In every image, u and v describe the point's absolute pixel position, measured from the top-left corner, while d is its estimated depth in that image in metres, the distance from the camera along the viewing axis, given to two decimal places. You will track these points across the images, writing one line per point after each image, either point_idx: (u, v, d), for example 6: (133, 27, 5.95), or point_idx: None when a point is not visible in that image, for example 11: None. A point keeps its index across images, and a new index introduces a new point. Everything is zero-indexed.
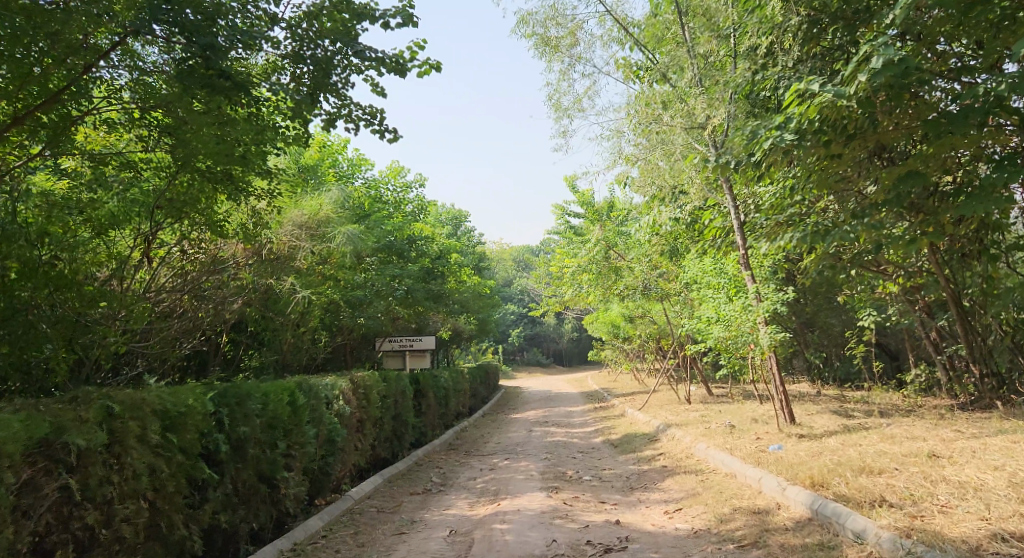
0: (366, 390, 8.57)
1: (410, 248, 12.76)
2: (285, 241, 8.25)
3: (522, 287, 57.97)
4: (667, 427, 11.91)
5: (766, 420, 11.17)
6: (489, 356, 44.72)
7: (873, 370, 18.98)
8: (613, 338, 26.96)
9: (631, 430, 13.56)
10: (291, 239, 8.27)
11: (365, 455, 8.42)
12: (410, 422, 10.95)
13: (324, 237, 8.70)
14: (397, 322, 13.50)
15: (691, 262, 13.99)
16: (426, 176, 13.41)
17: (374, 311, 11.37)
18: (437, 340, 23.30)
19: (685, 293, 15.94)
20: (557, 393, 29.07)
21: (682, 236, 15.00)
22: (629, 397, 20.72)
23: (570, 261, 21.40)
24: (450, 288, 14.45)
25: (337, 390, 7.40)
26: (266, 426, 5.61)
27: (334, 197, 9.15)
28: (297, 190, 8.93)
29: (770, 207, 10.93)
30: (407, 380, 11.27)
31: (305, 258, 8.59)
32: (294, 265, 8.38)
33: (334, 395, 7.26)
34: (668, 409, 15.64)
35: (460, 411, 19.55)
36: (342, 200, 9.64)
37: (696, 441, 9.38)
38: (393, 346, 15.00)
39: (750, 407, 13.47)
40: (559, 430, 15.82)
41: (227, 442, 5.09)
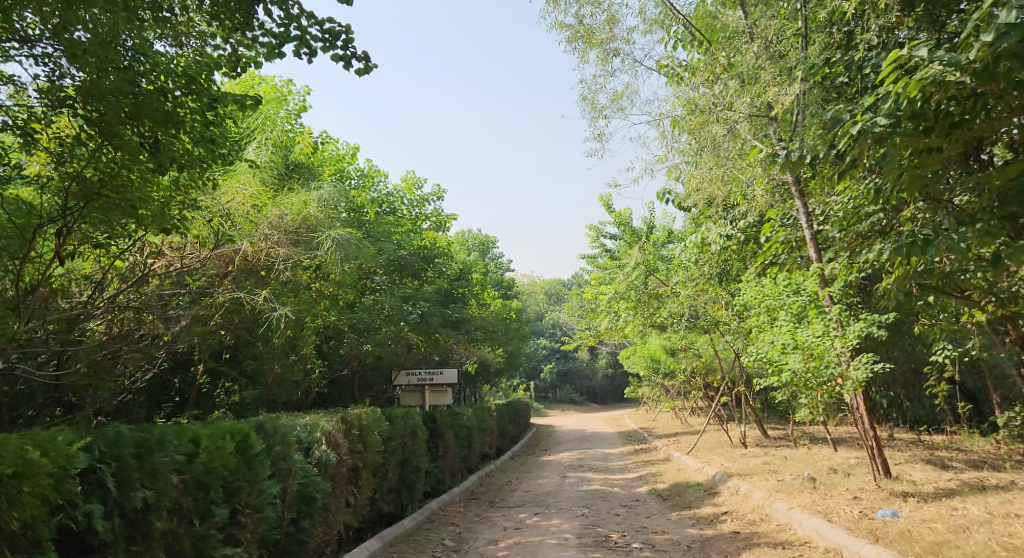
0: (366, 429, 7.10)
1: (426, 267, 11.30)
2: (259, 248, 6.59)
3: (554, 321, 56.14)
4: (725, 476, 10.14)
5: (847, 472, 9.31)
6: (520, 392, 42.85)
7: (952, 412, 16.82)
8: (653, 374, 25.05)
9: (679, 479, 11.77)
10: (268, 244, 6.61)
11: (360, 512, 6.88)
12: (424, 468, 9.41)
13: (311, 244, 7.16)
14: (414, 352, 12.00)
15: (750, 285, 12.22)
16: (444, 189, 12.02)
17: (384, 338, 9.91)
18: (463, 375, 21.70)
19: (737, 322, 14.18)
20: (592, 433, 27.11)
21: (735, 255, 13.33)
22: (673, 439, 18.79)
23: (606, 288, 19.75)
24: (473, 315, 12.96)
25: (320, 430, 5.96)
26: (190, 486, 4.24)
27: (327, 196, 7.73)
28: (280, 188, 7.51)
29: (846, 216, 9.27)
30: (421, 418, 9.71)
31: (290, 270, 7.01)
32: (272, 276, 6.82)
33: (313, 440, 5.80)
34: (720, 453, 13.79)
35: (486, 453, 17.87)
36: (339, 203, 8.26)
37: (767, 496, 7.65)
38: (412, 380, 13.61)
39: (819, 453, 11.59)
40: (597, 476, 14.02)
41: (112, 513, 3.78)
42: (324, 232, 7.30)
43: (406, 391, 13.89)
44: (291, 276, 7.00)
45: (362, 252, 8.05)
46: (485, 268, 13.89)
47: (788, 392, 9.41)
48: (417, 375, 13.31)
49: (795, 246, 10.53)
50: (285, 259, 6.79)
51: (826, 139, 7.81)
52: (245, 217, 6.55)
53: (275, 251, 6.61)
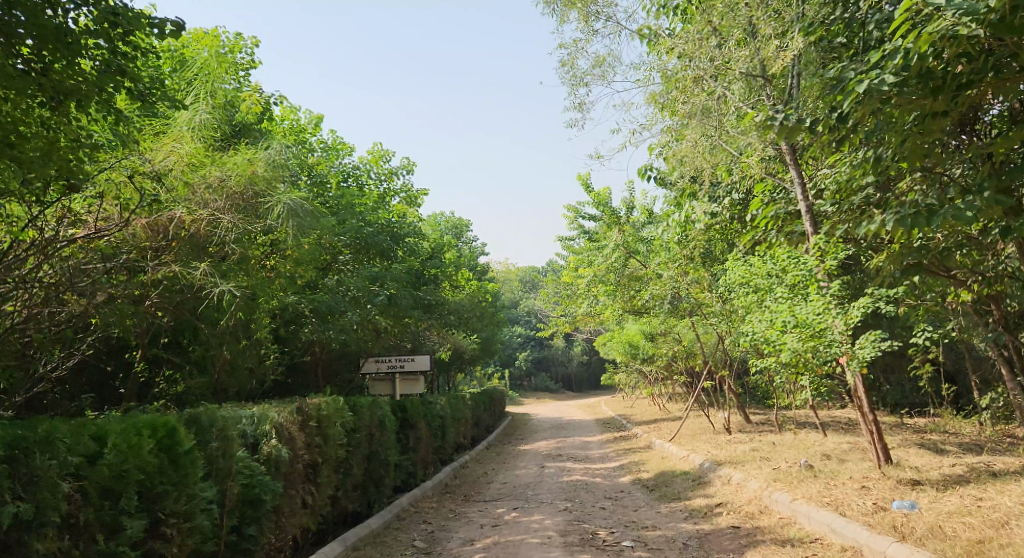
0: (327, 419, 6.41)
1: (394, 246, 10.57)
2: (198, 217, 5.84)
3: (529, 309, 55.58)
4: (713, 465, 9.60)
5: (842, 458, 8.81)
6: (494, 381, 42.22)
7: (936, 396, 16.52)
8: (632, 360, 24.56)
9: (663, 468, 11.24)
10: (207, 212, 5.87)
11: (320, 513, 6.19)
12: (393, 461, 8.73)
13: (259, 211, 6.41)
14: (382, 337, 11.30)
15: (735, 264, 11.69)
16: (414, 162, 11.25)
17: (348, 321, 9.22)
18: (436, 362, 20.99)
19: (721, 304, 13.68)
20: (569, 421, 26.59)
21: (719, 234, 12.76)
22: (653, 426, 18.30)
23: (584, 271, 19.17)
24: (446, 297, 12.26)
25: (269, 421, 5.30)
26: (90, 494, 3.69)
27: (279, 158, 6.95)
28: (221, 148, 6.73)
29: (840, 189, 8.74)
30: (390, 408, 9.01)
31: (235, 243, 6.24)
32: (212, 247, 6.04)
33: (260, 435, 5.13)
34: (703, 440, 13.30)
35: (461, 444, 17.22)
36: (291, 168, 7.49)
37: (763, 487, 7.12)
38: (382, 367, 12.93)
39: (808, 439, 11.12)
40: (577, 466, 13.43)
41: None
42: (274, 198, 6.54)
43: (375, 379, 13.19)
44: (236, 248, 6.23)
45: (316, 222, 7.30)
46: (458, 249, 13.18)
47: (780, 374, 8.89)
48: (386, 363, 12.60)
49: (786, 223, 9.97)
50: (226, 228, 6.01)
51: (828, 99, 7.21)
52: (180, 178, 5.80)
53: (216, 219, 5.86)
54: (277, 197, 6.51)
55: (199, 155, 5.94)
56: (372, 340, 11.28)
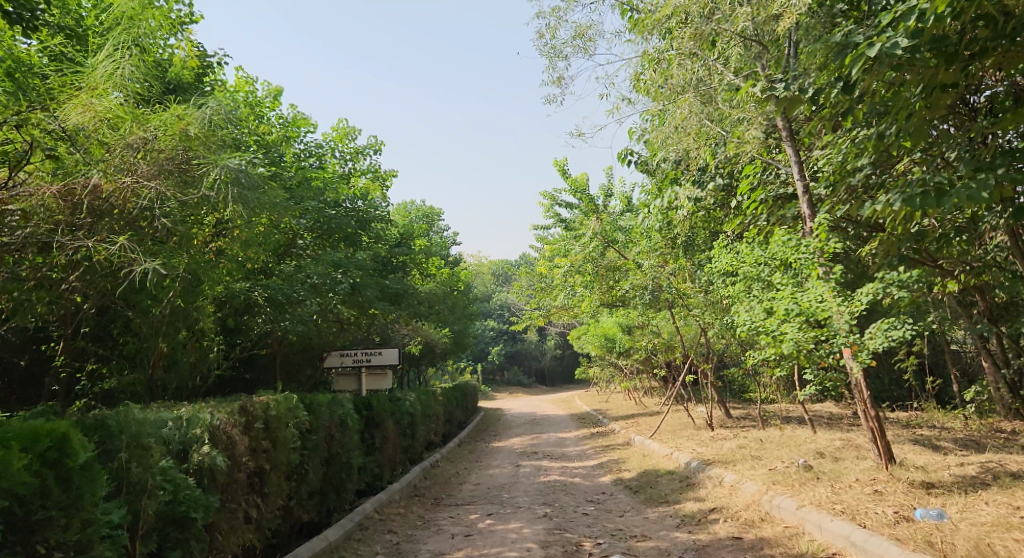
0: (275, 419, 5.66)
1: (358, 231, 9.79)
2: (118, 183, 5.13)
3: (502, 302, 54.89)
4: (701, 464, 9.01)
5: (839, 457, 8.26)
6: (467, 376, 41.44)
7: (918, 389, 16.16)
8: (607, 353, 23.97)
9: (645, 467, 10.63)
10: (130, 178, 5.17)
11: (266, 527, 5.42)
12: (356, 463, 7.96)
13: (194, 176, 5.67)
14: (347, 328, 10.56)
15: (722, 251, 11.11)
16: (382, 141, 10.42)
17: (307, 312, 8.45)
18: (407, 357, 20.18)
19: (704, 294, 13.13)
20: (543, 416, 25.96)
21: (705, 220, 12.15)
22: (631, 422, 17.72)
23: (561, 261, 18.52)
24: (416, 286, 11.51)
25: (199, 424, 4.56)
26: None
27: (220, 117, 6.18)
28: (144, 101, 5.92)
29: (837, 172, 8.16)
30: (352, 406, 8.23)
31: (163, 210, 5.40)
32: (134, 217, 5.31)
33: (185, 441, 4.40)
34: (686, 437, 12.71)
35: (432, 441, 16.48)
36: (231, 128, 6.67)
37: (760, 490, 6.52)
38: (348, 361, 12.19)
39: (797, 436, 10.60)
40: (554, 465, 12.76)
41: None
42: (212, 160, 5.79)
43: (340, 374, 12.43)
44: (163, 216, 5.42)
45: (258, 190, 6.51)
46: (431, 235, 12.44)
47: (773, 367, 8.32)
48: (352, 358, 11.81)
49: (778, 207, 9.35)
50: (148, 194, 5.25)
51: (834, 68, 6.57)
52: (91, 138, 5.15)
53: (138, 184, 5.17)
54: (214, 160, 5.75)
55: (112, 111, 5.25)
56: (336, 332, 10.51)
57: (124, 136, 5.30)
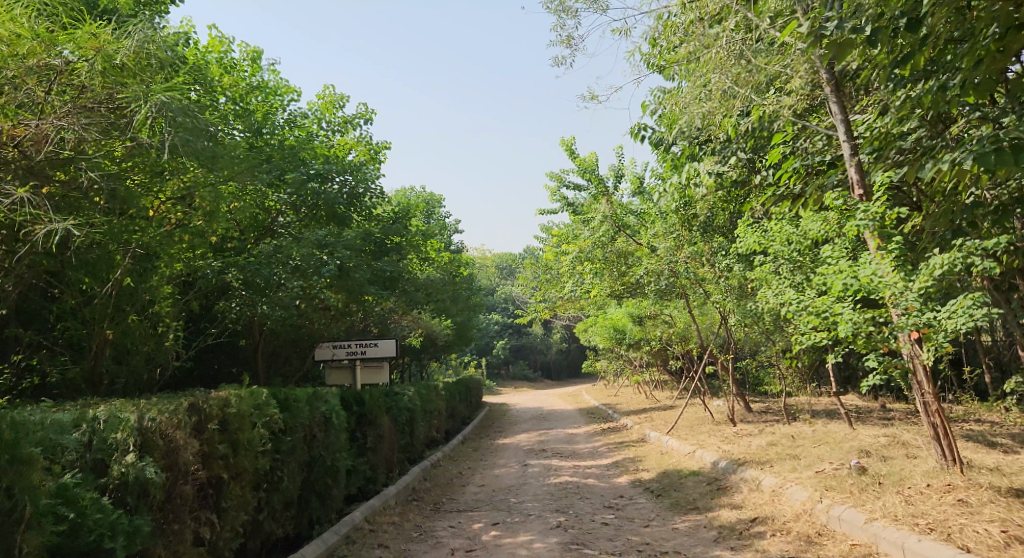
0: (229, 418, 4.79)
1: (347, 208, 8.85)
2: (28, 127, 4.66)
3: (506, 295, 53.93)
4: (732, 465, 8.05)
5: (891, 456, 7.29)
6: (470, 370, 40.54)
7: (954, 381, 15.12)
8: (617, 345, 23.00)
9: (666, 467, 9.68)
10: (45, 121, 4.68)
11: (224, 550, 4.49)
12: (343, 467, 7.01)
13: (120, 112, 5.22)
14: (339, 317, 9.64)
15: (749, 229, 10.13)
16: (373, 109, 9.43)
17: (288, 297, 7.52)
18: (408, 349, 19.25)
19: (725, 278, 12.17)
20: (551, 411, 25.02)
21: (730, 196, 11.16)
22: (644, 417, 16.77)
23: (569, 247, 17.53)
24: (413, 271, 10.55)
25: (120, 427, 3.74)
26: None
27: (157, 39, 5.62)
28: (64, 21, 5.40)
29: (878, 137, 7.11)
30: (339, 402, 7.29)
31: (85, 153, 5.03)
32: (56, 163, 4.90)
33: (96, 447, 3.65)
34: (707, 433, 11.75)
35: (434, 438, 15.56)
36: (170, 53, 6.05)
37: (810, 498, 5.60)
38: (341, 354, 11.34)
39: (834, 433, 9.63)
40: (565, 464, 11.82)
41: None
42: (140, 96, 5.27)
43: (333, 367, 11.54)
44: (85, 158, 5.01)
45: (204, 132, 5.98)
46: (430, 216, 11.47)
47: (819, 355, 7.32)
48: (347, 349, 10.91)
49: (817, 178, 8.37)
50: (66, 136, 4.80)
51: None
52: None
53: (52, 128, 4.69)
54: (145, 95, 5.27)
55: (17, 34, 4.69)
56: (324, 321, 9.58)
57: (34, 61, 4.79)
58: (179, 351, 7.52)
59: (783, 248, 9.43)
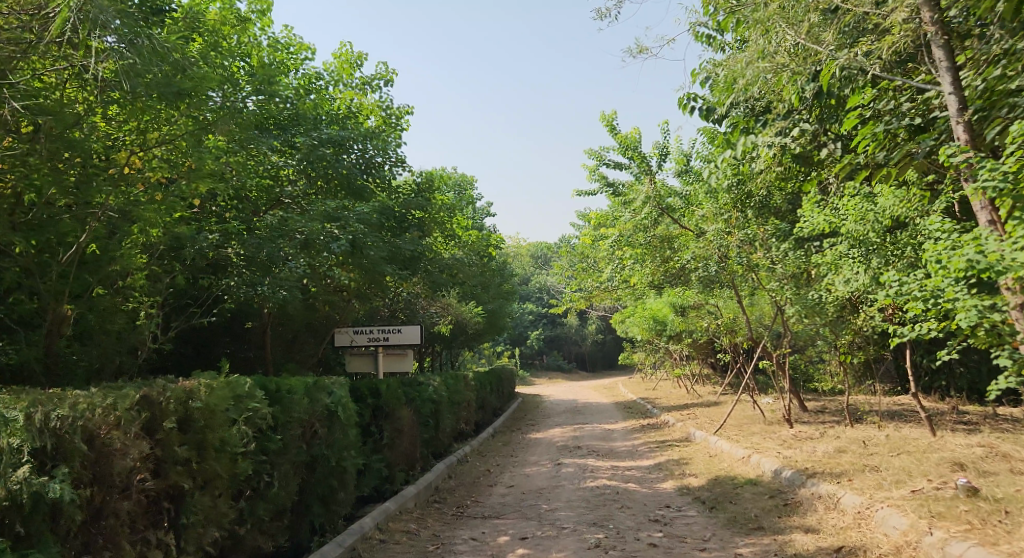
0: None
1: (364, 177, 8.00)
2: None
3: (541, 284, 52.99)
4: (799, 475, 6.99)
5: (993, 473, 6.16)
6: (503, 360, 39.73)
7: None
8: (657, 336, 21.87)
9: (717, 472, 8.67)
10: None
11: None
12: (351, 467, 6.14)
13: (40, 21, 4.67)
14: (358, 299, 8.84)
15: (815, 206, 9.05)
16: (394, 69, 8.54)
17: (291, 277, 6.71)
18: (438, 336, 18.42)
19: (782, 264, 11.04)
20: (586, 404, 24.05)
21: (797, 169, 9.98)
22: (687, 414, 15.68)
23: (608, 230, 16.47)
24: (439, 250, 9.67)
25: (6, 431, 2.93)
26: None
27: None
28: None
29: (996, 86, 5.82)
30: (349, 393, 6.42)
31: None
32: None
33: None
34: (760, 435, 10.66)
35: (462, 431, 14.73)
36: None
37: (914, 525, 4.63)
38: (363, 340, 10.55)
39: (911, 440, 8.49)
40: (602, 464, 10.84)
41: None
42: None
43: (354, 354, 10.76)
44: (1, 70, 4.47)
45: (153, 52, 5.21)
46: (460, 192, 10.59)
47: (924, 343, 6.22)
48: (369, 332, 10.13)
49: (909, 145, 7.23)
50: None
51: None
52: None
53: None
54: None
55: None
56: (340, 301, 8.79)
57: None
58: (174, 331, 6.81)
59: (857, 227, 8.30)
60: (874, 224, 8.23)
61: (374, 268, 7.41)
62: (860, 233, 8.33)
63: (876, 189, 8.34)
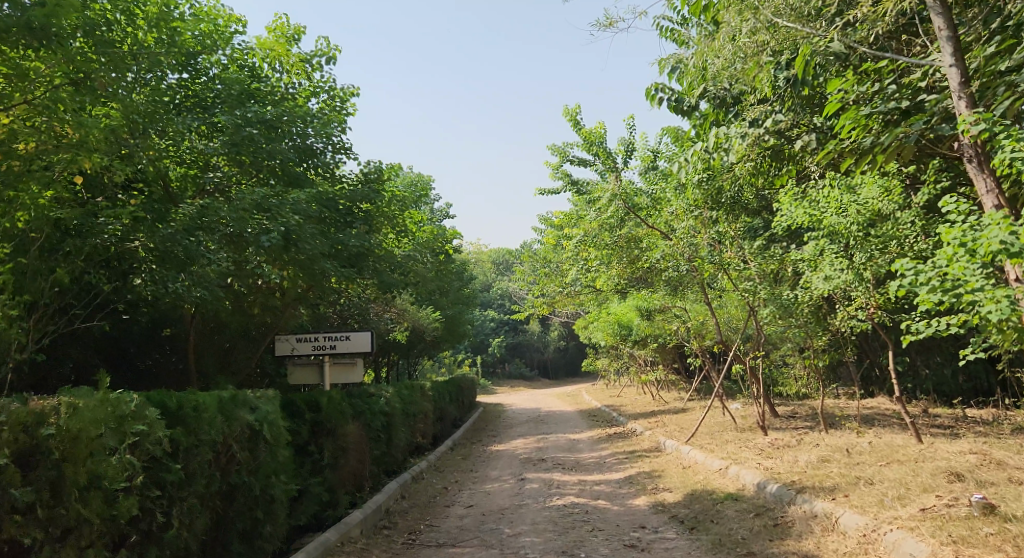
0: (35, 441, 3.16)
1: (299, 164, 7.32)
2: None
3: (503, 291, 52.26)
4: (786, 490, 6.35)
5: (1000, 484, 5.59)
6: (463, 368, 38.82)
7: (1006, 385, 13.44)
8: (622, 342, 21.29)
9: (692, 487, 8.01)
10: None
11: None
12: (280, 498, 5.24)
13: None
14: (298, 300, 8.02)
15: (791, 197, 8.58)
16: (337, 48, 7.81)
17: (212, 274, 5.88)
18: (394, 344, 17.50)
19: (755, 263, 10.50)
20: (550, 412, 23.34)
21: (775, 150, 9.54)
22: (655, 422, 15.06)
23: (572, 229, 15.82)
24: (390, 249, 8.87)
25: None
26: None
27: None
28: None
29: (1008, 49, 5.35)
30: (280, 410, 5.52)
31: None
32: None
33: None
34: (735, 444, 10.05)
35: (419, 444, 13.86)
36: None
37: (937, 555, 4.02)
38: (307, 348, 9.67)
39: (897, 449, 7.94)
40: (569, 479, 10.09)
41: None
42: None
43: (297, 364, 9.86)
44: None
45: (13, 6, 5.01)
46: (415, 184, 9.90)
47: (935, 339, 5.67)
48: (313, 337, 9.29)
49: (895, 147, 6.67)
50: None
51: None
52: None
53: None
54: None
55: None
56: (278, 304, 7.95)
57: None
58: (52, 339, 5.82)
59: (839, 220, 7.81)
60: (856, 217, 7.76)
61: (311, 266, 6.63)
62: (842, 226, 7.85)
63: (858, 179, 7.89)
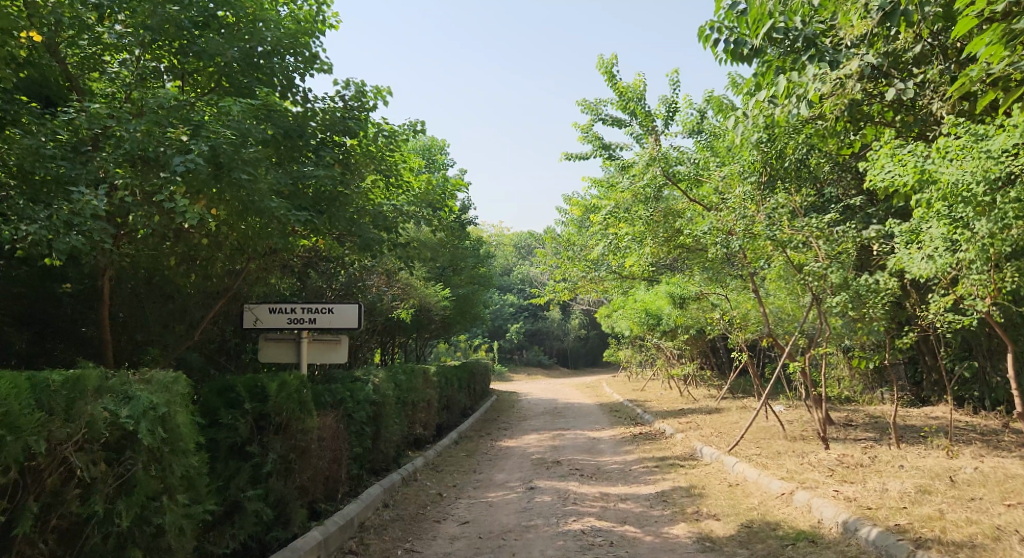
0: None
1: (250, 77, 6.49)
2: None
3: (523, 276, 50.52)
4: (900, 545, 4.54)
5: None
6: (479, 353, 37.08)
7: None
8: (650, 332, 19.48)
9: (745, 516, 6.30)
10: None
11: None
12: (167, 533, 3.62)
13: None
14: (255, 259, 6.42)
15: (889, 148, 6.68)
16: None
17: (92, 210, 4.32)
18: (400, 323, 15.92)
19: (822, 241, 8.68)
20: (567, 404, 21.65)
21: (854, 97, 7.89)
22: (689, 423, 13.27)
23: (602, 201, 14.10)
24: (381, 197, 7.07)
25: None
26: None
27: None
28: None
29: None
30: (181, 405, 3.88)
31: None
32: None
33: None
34: (792, 460, 8.28)
35: (419, 437, 12.28)
36: None
37: None
38: (280, 322, 8.10)
39: (1018, 481, 6.13)
40: (589, 492, 8.34)
41: None
42: None
43: (270, 340, 8.31)
44: None
45: None
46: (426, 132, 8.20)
47: None
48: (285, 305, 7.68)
49: None
50: None
51: None
52: None
53: None
54: None
55: None
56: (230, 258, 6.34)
57: None
58: None
59: (956, 176, 5.84)
60: (982, 174, 5.77)
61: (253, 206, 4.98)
62: (962, 186, 5.87)
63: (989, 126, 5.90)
